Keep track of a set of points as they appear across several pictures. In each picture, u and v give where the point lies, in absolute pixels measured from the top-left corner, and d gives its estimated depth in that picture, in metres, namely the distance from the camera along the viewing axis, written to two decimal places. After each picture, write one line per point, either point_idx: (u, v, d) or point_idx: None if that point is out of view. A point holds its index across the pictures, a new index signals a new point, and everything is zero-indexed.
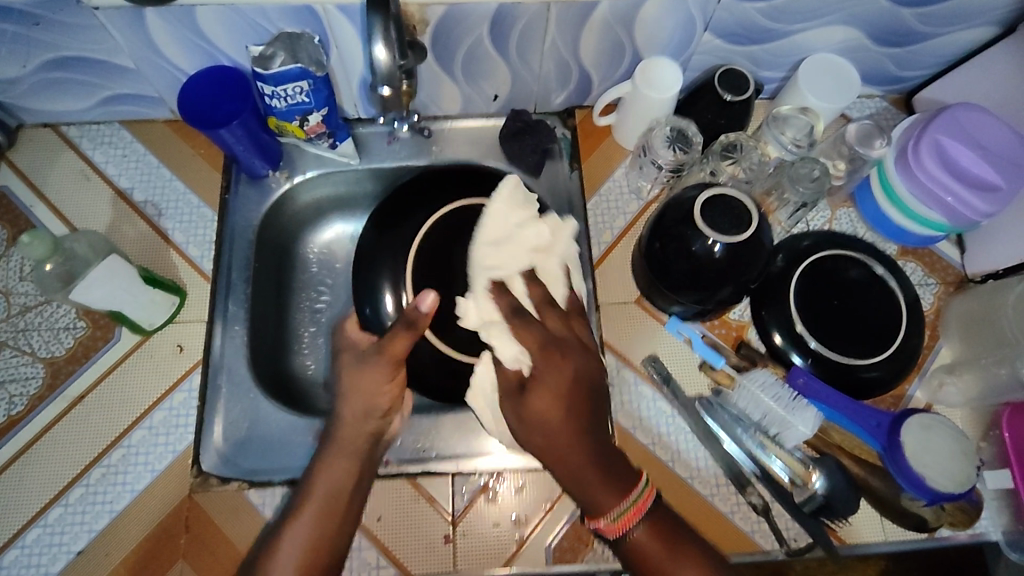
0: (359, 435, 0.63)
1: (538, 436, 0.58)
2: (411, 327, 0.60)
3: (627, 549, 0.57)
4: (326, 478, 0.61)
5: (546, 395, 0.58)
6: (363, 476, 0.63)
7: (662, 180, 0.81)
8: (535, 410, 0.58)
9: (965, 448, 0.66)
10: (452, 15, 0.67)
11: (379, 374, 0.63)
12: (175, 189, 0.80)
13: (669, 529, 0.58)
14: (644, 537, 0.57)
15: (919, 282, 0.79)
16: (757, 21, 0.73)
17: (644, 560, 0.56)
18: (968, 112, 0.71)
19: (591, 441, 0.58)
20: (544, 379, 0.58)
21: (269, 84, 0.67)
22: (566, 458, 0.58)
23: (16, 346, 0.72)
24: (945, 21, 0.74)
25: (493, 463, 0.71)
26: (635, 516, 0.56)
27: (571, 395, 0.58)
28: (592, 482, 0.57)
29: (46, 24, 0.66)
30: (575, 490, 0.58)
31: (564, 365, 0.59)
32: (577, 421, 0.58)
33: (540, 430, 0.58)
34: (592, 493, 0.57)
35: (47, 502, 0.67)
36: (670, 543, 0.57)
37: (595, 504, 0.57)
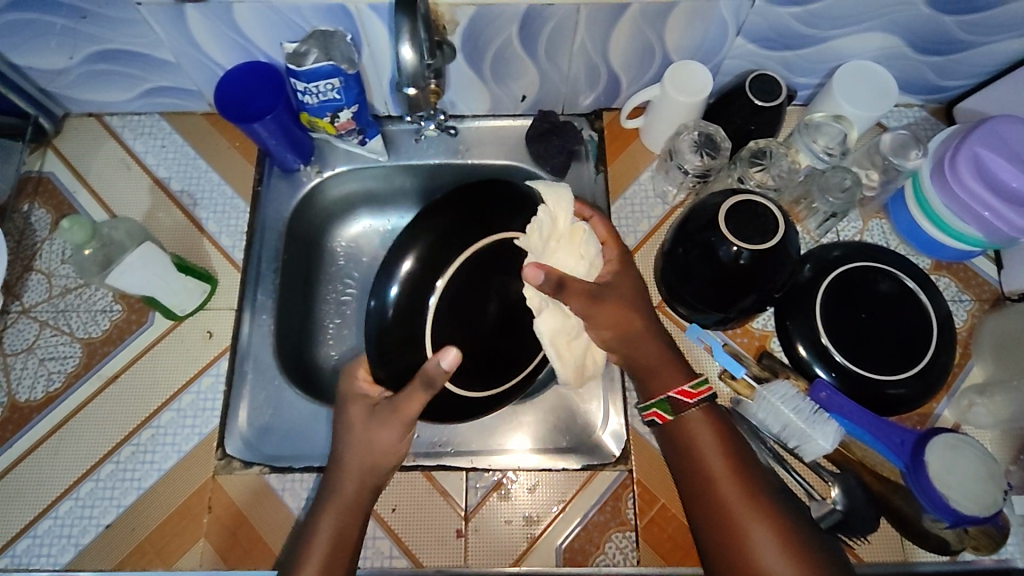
0: (364, 472, 0.64)
1: (622, 332, 0.66)
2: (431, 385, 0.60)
3: (681, 427, 0.64)
4: (329, 528, 0.62)
5: (626, 290, 0.67)
6: (362, 519, 0.63)
7: (689, 185, 0.80)
8: (618, 306, 0.65)
9: (992, 471, 0.64)
10: (482, 16, 0.68)
11: (391, 432, 0.63)
12: (210, 179, 0.83)
13: (721, 420, 0.64)
14: (699, 418, 0.64)
15: (952, 299, 0.76)
16: (792, 27, 0.71)
17: (695, 438, 0.63)
18: (1010, 125, 0.68)
19: (658, 331, 0.68)
20: (621, 282, 0.68)
21: (302, 81, 0.69)
22: (649, 341, 0.66)
23: (56, 326, 0.76)
24: (990, 29, 0.72)
25: (510, 461, 0.72)
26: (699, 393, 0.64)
27: (641, 293, 0.68)
28: (664, 361, 0.66)
29: (93, 18, 0.69)
30: (643, 369, 0.66)
31: (631, 275, 0.69)
32: (649, 312, 0.68)
33: (621, 315, 0.65)
34: (664, 371, 0.66)
35: (79, 476, 0.70)
36: (721, 434, 0.63)
37: (661, 380, 0.65)
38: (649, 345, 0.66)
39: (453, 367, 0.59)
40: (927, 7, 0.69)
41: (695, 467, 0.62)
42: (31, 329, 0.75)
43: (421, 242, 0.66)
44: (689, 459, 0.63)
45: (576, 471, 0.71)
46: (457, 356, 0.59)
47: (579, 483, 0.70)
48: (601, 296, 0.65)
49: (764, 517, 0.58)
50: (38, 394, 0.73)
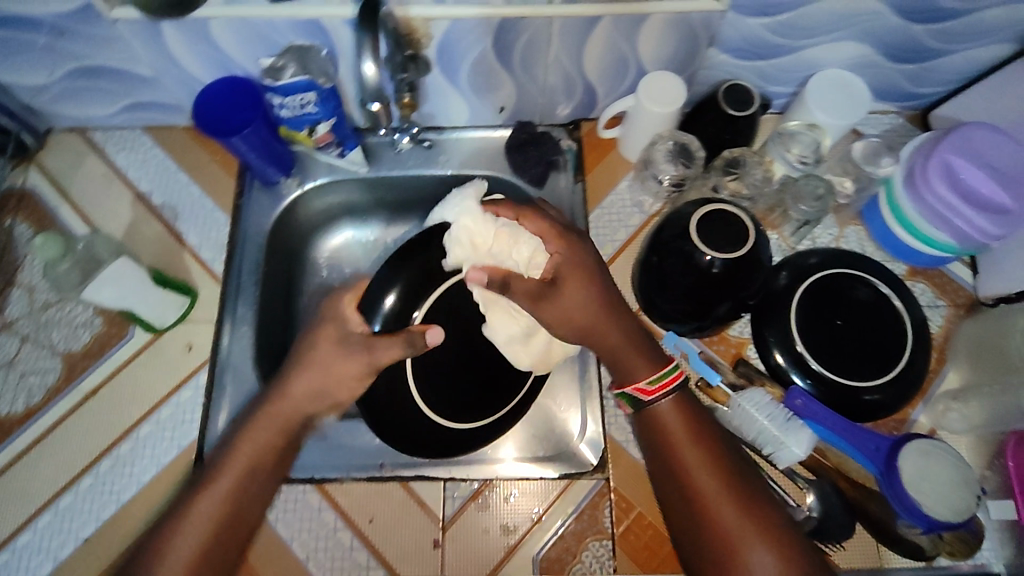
0: (298, 409, 0.64)
1: (576, 326, 0.66)
2: (411, 345, 0.64)
3: (652, 419, 0.64)
4: (247, 450, 0.62)
5: (573, 281, 0.65)
6: (285, 451, 0.64)
7: (665, 195, 0.81)
8: (574, 301, 0.65)
9: (966, 478, 0.64)
10: (454, 29, 0.69)
11: (354, 366, 0.64)
12: (191, 193, 0.83)
13: (691, 410, 0.64)
14: (669, 410, 0.64)
15: (927, 304, 0.77)
16: (764, 37, 0.72)
17: (665, 428, 0.63)
18: (978, 131, 0.69)
19: (625, 317, 0.66)
20: (570, 275, 0.66)
21: (279, 95, 0.70)
22: (601, 331, 0.66)
23: (37, 340, 0.76)
24: (960, 38, 0.72)
25: (513, 471, 0.72)
26: (663, 385, 0.64)
27: (597, 279, 0.66)
28: (626, 353, 0.66)
29: (70, 35, 0.70)
30: (612, 361, 0.67)
31: (583, 258, 0.67)
32: (606, 301, 0.66)
33: (577, 316, 0.65)
34: (625, 362, 0.66)
35: (59, 489, 0.71)
36: (693, 424, 0.63)
37: (628, 372, 0.66)
38: (610, 338, 0.65)
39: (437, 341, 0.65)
40: (896, 16, 0.70)
41: (668, 458, 0.62)
42: (12, 343, 0.76)
43: (399, 285, 0.79)
44: (662, 450, 0.63)
45: (553, 480, 0.71)
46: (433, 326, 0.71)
47: (556, 493, 0.70)
48: (547, 296, 0.66)
49: (736, 508, 0.58)
50: (18, 409, 0.74)
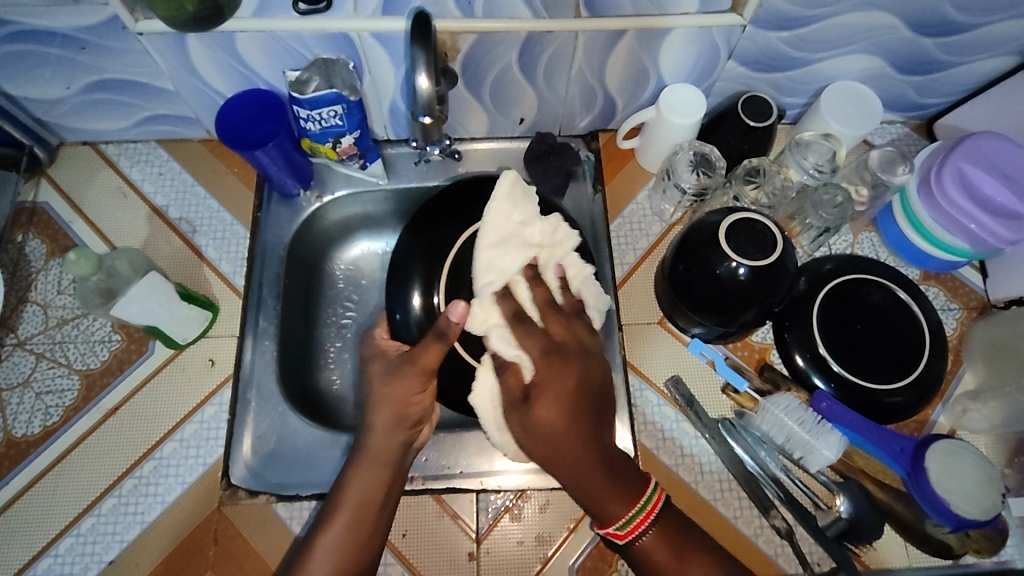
0: (390, 445, 0.63)
1: (542, 447, 0.59)
2: (442, 339, 0.59)
3: (638, 557, 0.59)
4: (355, 492, 0.62)
5: (549, 403, 0.58)
6: (392, 489, 0.63)
7: (685, 204, 0.82)
8: (552, 413, 0.58)
9: (992, 476, 0.66)
10: (482, 43, 0.69)
11: (409, 384, 0.62)
12: (209, 207, 0.82)
13: (678, 535, 0.60)
14: (655, 544, 0.59)
15: (941, 307, 0.79)
16: (781, 50, 0.74)
17: (656, 566, 0.59)
18: (990, 140, 0.72)
19: (598, 441, 0.59)
20: (546, 390, 0.59)
21: (305, 108, 0.70)
22: (572, 467, 0.58)
23: (53, 358, 0.74)
24: (967, 51, 0.75)
25: (501, 482, 0.71)
26: (642, 524, 0.58)
27: (577, 405, 0.59)
28: (599, 491, 0.58)
29: (92, 48, 0.69)
30: (581, 495, 0.59)
31: (566, 366, 0.60)
32: (586, 427, 0.59)
33: (546, 441, 0.58)
34: (600, 503, 0.58)
35: (80, 512, 0.69)
36: (683, 553, 0.59)
37: (603, 512, 0.59)
38: (581, 471, 0.58)
39: (463, 321, 0.59)
40: (909, 29, 0.72)
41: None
42: (27, 362, 0.74)
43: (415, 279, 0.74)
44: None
45: None
46: (465, 307, 0.59)
47: None
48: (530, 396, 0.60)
49: None
50: (35, 429, 0.72)
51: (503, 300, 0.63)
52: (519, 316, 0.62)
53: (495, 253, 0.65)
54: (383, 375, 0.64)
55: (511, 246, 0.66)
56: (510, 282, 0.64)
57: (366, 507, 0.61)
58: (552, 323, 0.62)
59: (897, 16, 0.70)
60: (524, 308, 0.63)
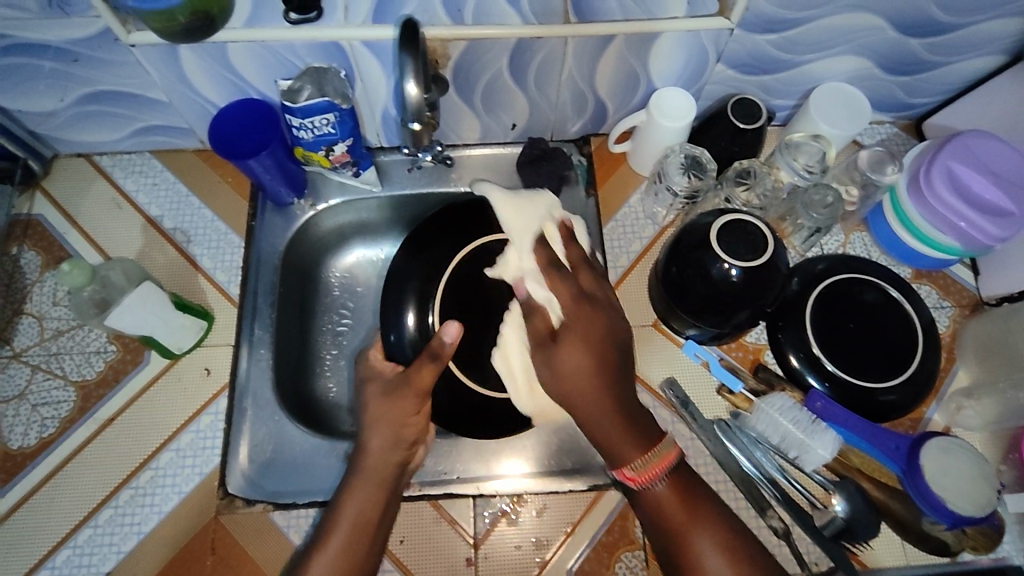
0: (387, 463, 0.64)
1: (567, 388, 0.60)
2: (437, 359, 0.63)
3: (646, 501, 0.60)
4: (354, 507, 0.62)
5: (577, 345, 0.60)
6: (388, 504, 0.63)
7: (678, 207, 0.83)
8: (580, 354, 0.60)
9: (986, 473, 0.66)
10: (473, 49, 0.70)
11: (405, 405, 0.64)
12: (203, 216, 0.82)
13: (689, 488, 0.60)
14: (666, 492, 0.59)
15: (934, 306, 0.79)
16: (769, 52, 0.75)
17: (663, 510, 0.59)
18: (978, 139, 0.73)
19: (619, 385, 0.60)
20: (575, 333, 0.61)
21: (298, 117, 0.70)
22: (593, 410, 0.60)
23: (49, 370, 0.74)
24: (954, 50, 0.76)
25: (499, 486, 0.71)
26: (657, 469, 0.59)
27: (603, 349, 0.61)
28: (614, 434, 0.60)
29: (85, 61, 0.69)
30: (598, 437, 0.61)
31: (595, 310, 0.63)
32: (611, 371, 0.60)
33: (571, 383, 0.60)
34: (616, 445, 0.60)
35: (78, 523, 0.69)
36: (692, 505, 0.59)
37: (618, 453, 0.60)
38: (601, 414, 0.59)
39: (457, 339, 0.62)
40: (895, 30, 0.73)
41: (669, 535, 0.59)
42: (23, 374, 0.74)
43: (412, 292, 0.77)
44: (662, 531, 0.59)
45: (581, 493, 0.71)
46: (458, 327, 0.63)
47: (585, 505, 0.70)
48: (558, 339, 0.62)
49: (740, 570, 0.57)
50: (31, 441, 0.72)
51: (539, 248, 0.69)
52: (552, 262, 0.67)
53: (513, 211, 0.73)
54: (381, 397, 0.66)
55: (533, 204, 0.73)
56: (545, 231, 0.70)
57: (364, 522, 0.61)
58: (582, 274, 0.66)
59: (884, 17, 0.71)
60: (557, 259, 0.68)
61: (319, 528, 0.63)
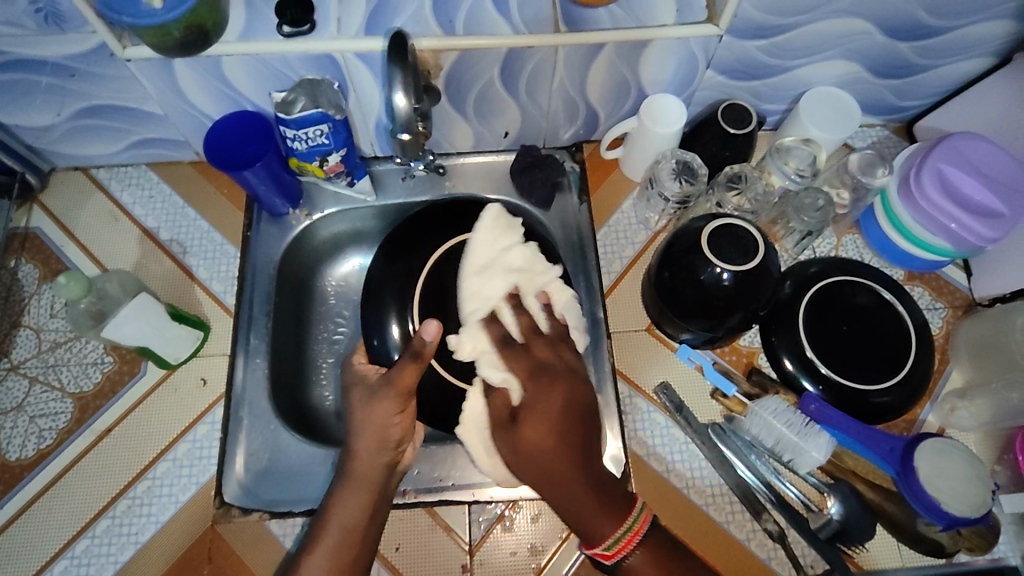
0: (374, 468, 0.64)
1: (531, 465, 0.60)
2: (419, 358, 0.63)
3: None
4: (340, 517, 0.62)
5: (538, 423, 0.60)
6: (375, 513, 0.64)
7: (669, 212, 0.83)
8: (538, 429, 0.60)
9: (980, 473, 0.66)
10: (465, 59, 0.70)
11: (388, 406, 0.64)
12: (199, 227, 0.83)
13: (667, 556, 0.58)
14: (643, 566, 0.58)
15: (926, 307, 0.80)
16: (759, 58, 0.75)
17: None
18: (968, 141, 0.73)
19: (582, 457, 0.60)
20: (534, 409, 0.61)
21: (292, 128, 0.71)
22: (563, 492, 0.59)
23: (47, 382, 0.75)
24: (942, 53, 0.77)
25: (506, 492, 0.71)
26: (628, 544, 0.58)
27: (566, 424, 0.60)
28: (586, 511, 0.58)
29: (81, 76, 0.70)
30: (570, 517, 0.59)
31: (551, 382, 0.62)
32: (572, 444, 0.60)
33: (534, 459, 0.60)
34: (588, 523, 0.58)
35: (75, 533, 0.69)
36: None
37: (592, 532, 0.58)
38: (568, 489, 0.59)
39: (436, 341, 0.62)
40: (883, 34, 0.73)
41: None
42: (21, 386, 0.75)
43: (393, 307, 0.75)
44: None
45: None
46: (437, 325, 0.62)
47: None
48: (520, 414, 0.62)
49: None
50: (29, 452, 0.72)
51: (490, 325, 0.69)
52: (504, 340, 0.68)
53: (479, 281, 0.73)
54: (362, 400, 0.66)
55: (491, 278, 0.73)
56: (496, 311, 0.71)
57: (349, 533, 0.62)
58: (534, 343, 0.67)
59: (871, 22, 0.71)
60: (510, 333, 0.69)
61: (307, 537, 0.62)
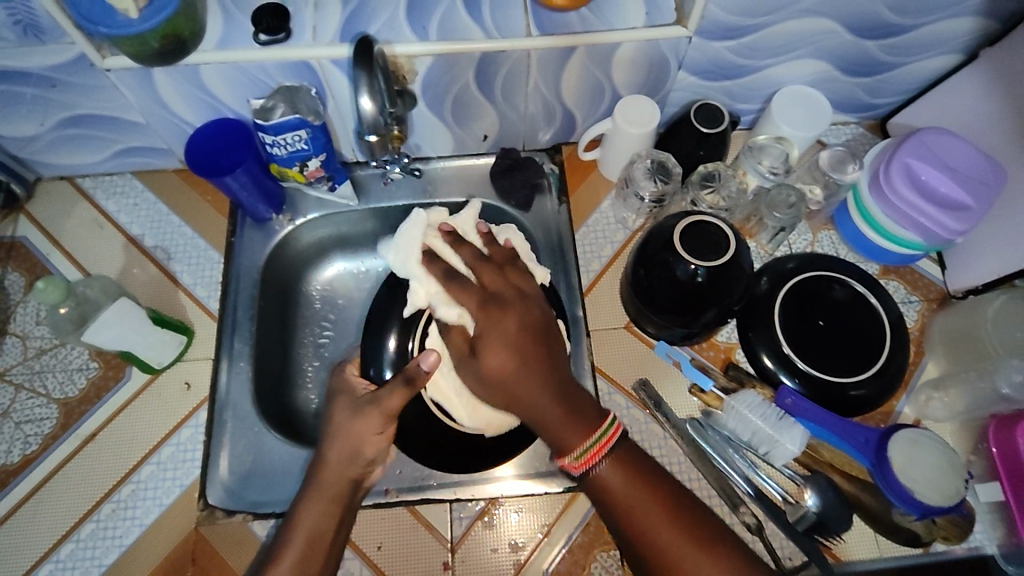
0: (347, 472, 0.65)
1: (497, 387, 0.62)
2: (412, 384, 0.65)
3: (600, 492, 0.60)
4: (310, 520, 0.63)
5: (496, 352, 0.62)
6: (344, 518, 0.64)
7: (646, 211, 0.84)
8: (497, 350, 0.62)
9: (954, 462, 0.67)
10: (439, 65, 0.72)
11: (370, 423, 0.65)
12: (183, 234, 0.84)
13: (636, 468, 0.60)
14: (615, 476, 0.59)
15: (902, 301, 0.80)
16: (729, 59, 0.77)
17: (619, 496, 0.59)
18: (935, 136, 0.75)
19: (543, 371, 0.61)
20: (490, 333, 0.63)
21: (270, 134, 0.72)
22: (527, 409, 0.61)
23: (32, 389, 0.76)
24: (909, 51, 0.78)
25: (501, 489, 0.72)
26: (598, 453, 0.59)
27: (520, 343, 0.62)
28: (556, 424, 0.60)
29: (63, 86, 0.71)
30: (543, 433, 0.61)
31: (503, 306, 0.64)
32: (533, 361, 0.61)
33: (498, 382, 0.61)
34: (558, 435, 0.60)
35: (60, 537, 0.70)
36: (642, 485, 0.59)
37: (562, 444, 0.60)
38: (533, 405, 0.60)
39: (434, 371, 0.66)
40: (850, 33, 0.75)
41: (625, 520, 0.59)
42: (6, 393, 0.75)
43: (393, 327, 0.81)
44: (616, 514, 0.59)
45: (557, 495, 0.72)
46: (436, 356, 0.66)
47: (561, 507, 0.71)
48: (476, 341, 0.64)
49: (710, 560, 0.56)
50: (14, 458, 0.73)
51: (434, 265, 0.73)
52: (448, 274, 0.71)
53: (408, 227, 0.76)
54: (348, 411, 0.67)
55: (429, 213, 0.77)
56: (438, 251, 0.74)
57: (317, 536, 0.62)
58: (483, 275, 0.69)
59: (837, 22, 0.73)
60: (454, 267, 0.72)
61: (274, 548, 0.63)
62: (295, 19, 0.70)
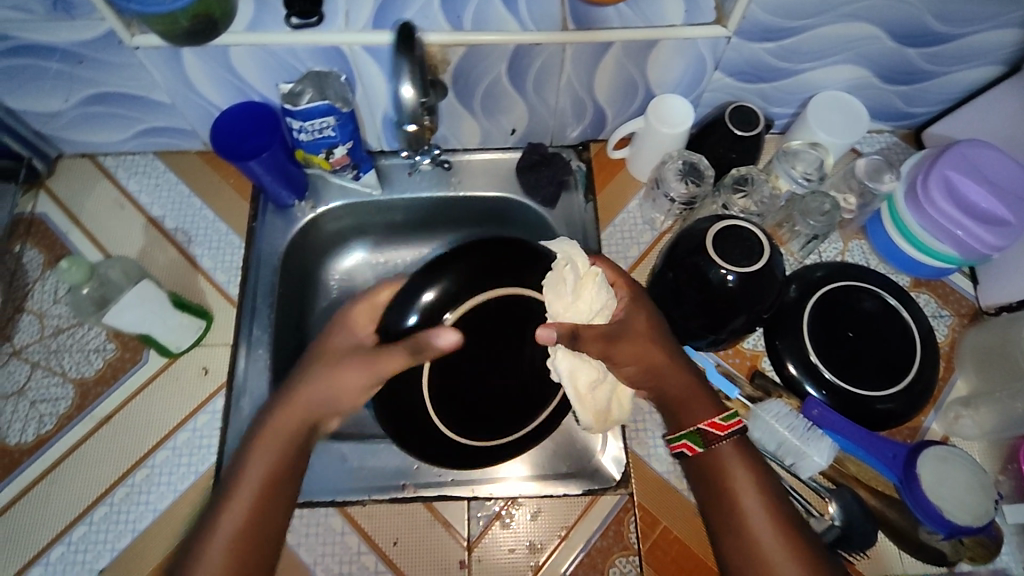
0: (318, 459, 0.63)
1: (645, 371, 0.66)
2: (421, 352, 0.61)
3: (710, 462, 0.64)
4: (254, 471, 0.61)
5: (637, 330, 0.66)
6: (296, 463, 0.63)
7: (675, 213, 0.83)
8: (638, 339, 0.65)
9: (983, 482, 0.65)
10: (472, 55, 0.71)
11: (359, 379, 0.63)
12: (205, 217, 0.83)
13: (752, 455, 0.64)
14: (732, 452, 0.64)
15: (932, 314, 0.79)
16: (766, 61, 0.75)
17: (726, 471, 0.63)
18: (975, 149, 0.73)
19: (676, 349, 0.67)
20: (633, 318, 0.66)
21: (298, 119, 0.71)
22: (674, 382, 0.66)
23: (48, 367, 0.75)
24: (950, 61, 0.76)
25: (507, 489, 0.72)
26: (731, 425, 0.63)
27: (657, 325, 0.67)
28: (689, 393, 0.66)
29: (89, 63, 0.70)
30: (672, 402, 0.66)
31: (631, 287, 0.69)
32: (667, 340, 0.67)
33: (639, 361, 0.65)
34: (689, 403, 0.66)
35: (72, 519, 0.69)
36: (752, 469, 0.63)
37: (690, 414, 0.65)
38: (676, 378, 0.66)
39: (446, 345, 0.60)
40: (892, 40, 0.73)
41: (724, 492, 0.63)
42: (22, 370, 0.75)
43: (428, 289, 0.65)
44: (718, 486, 0.63)
45: (576, 497, 0.71)
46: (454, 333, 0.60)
47: (580, 510, 0.70)
48: (615, 333, 0.65)
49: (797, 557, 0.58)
50: (29, 437, 0.72)
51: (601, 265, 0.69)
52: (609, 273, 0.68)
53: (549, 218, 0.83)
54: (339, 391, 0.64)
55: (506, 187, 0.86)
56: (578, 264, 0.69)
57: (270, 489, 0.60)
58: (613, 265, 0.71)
59: (879, 27, 0.71)
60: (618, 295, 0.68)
61: (222, 490, 0.61)
62: (327, 3, 0.68)
